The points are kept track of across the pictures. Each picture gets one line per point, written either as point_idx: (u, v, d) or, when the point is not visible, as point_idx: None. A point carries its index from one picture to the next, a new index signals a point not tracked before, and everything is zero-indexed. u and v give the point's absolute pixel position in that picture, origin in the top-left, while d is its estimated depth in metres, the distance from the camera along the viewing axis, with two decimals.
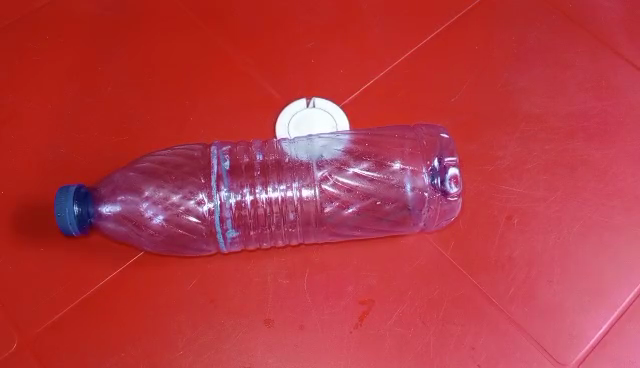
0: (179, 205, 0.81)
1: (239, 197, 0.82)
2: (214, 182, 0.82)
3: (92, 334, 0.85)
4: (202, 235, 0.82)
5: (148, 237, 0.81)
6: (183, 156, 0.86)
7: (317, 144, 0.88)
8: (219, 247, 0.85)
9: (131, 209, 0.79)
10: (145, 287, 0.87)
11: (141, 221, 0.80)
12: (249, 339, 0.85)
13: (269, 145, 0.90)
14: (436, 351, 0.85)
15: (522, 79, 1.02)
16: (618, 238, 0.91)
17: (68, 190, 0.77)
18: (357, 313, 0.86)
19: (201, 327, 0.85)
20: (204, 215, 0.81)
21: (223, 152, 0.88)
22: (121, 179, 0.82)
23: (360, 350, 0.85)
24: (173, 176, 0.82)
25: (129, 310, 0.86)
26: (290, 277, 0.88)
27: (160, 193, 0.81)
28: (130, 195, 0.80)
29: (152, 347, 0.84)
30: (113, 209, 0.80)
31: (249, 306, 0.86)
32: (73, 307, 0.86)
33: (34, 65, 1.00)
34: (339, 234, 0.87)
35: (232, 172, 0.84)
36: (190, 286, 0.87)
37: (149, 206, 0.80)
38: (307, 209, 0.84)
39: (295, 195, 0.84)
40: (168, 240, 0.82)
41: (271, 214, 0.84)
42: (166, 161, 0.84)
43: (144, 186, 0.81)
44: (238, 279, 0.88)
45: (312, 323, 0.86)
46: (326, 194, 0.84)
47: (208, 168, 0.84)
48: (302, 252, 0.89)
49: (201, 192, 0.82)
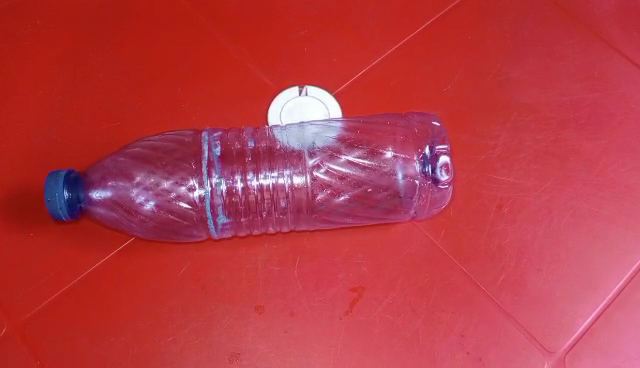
0: (170, 191, 0.80)
1: (231, 184, 0.82)
2: (206, 169, 0.82)
3: (82, 319, 0.85)
4: (193, 221, 0.83)
5: (139, 223, 0.81)
6: (175, 141, 0.85)
7: (309, 132, 0.88)
8: (211, 233, 0.85)
9: (122, 195, 0.79)
10: (135, 273, 0.87)
11: (132, 207, 0.80)
12: (240, 326, 0.85)
13: (260, 131, 0.90)
14: (425, 338, 0.85)
15: (514, 69, 1.02)
16: (607, 229, 0.92)
17: (58, 175, 0.77)
18: (348, 300, 0.87)
19: (192, 313, 0.85)
20: (196, 201, 0.81)
21: (216, 139, 0.87)
22: (112, 164, 0.82)
23: (350, 337, 0.85)
24: (165, 161, 0.82)
25: (121, 295, 0.86)
26: (282, 264, 0.88)
27: (151, 179, 0.80)
28: (121, 181, 0.80)
29: (143, 332, 0.84)
30: (104, 195, 0.80)
31: (240, 293, 0.86)
32: (63, 292, 0.86)
33: (24, 50, 0.99)
34: (331, 221, 0.88)
35: (223, 159, 0.83)
36: (181, 272, 0.87)
37: (140, 192, 0.80)
38: (299, 197, 0.84)
39: (286, 183, 0.84)
40: (159, 226, 0.82)
41: (263, 201, 0.84)
42: (158, 147, 0.84)
43: (135, 172, 0.80)
44: (229, 266, 0.88)
45: (303, 310, 0.86)
46: (318, 181, 0.84)
47: (199, 155, 0.83)
48: (294, 239, 0.89)
49: (192, 179, 0.81)
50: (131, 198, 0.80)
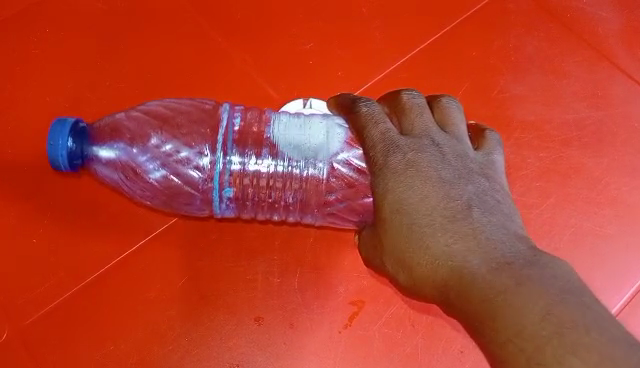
0: (185, 160, 0.81)
1: (246, 162, 0.82)
2: (221, 143, 0.82)
3: (82, 325, 0.85)
4: (197, 191, 0.83)
5: (144, 187, 0.82)
6: (197, 109, 0.86)
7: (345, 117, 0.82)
8: (214, 210, 0.85)
9: (130, 150, 0.79)
10: (136, 278, 0.87)
11: (138, 165, 0.80)
12: (240, 336, 0.85)
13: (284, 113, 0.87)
14: (424, 353, 0.86)
15: (519, 86, 1.02)
16: (609, 248, 0.92)
17: (69, 123, 0.75)
18: (348, 313, 0.87)
19: (191, 322, 0.85)
20: (203, 168, 0.82)
21: (237, 114, 0.87)
22: (126, 121, 0.82)
23: (349, 351, 0.85)
24: (181, 123, 0.83)
25: (122, 302, 0.86)
26: (283, 275, 0.88)
27: (164, 138, 0.81)
28: (132, 136, 0.80)
29: (143, 340, 0.84)
30: (114, 152, 0.79)
31: (240, 304, 0.86)
32: (64, 296, 0.86)
33: (32, 56, 1.00)
34: (339, 222, 0.87)
35: (241, 134, 0.83)
36: (181, 282, 0.87)
37: (149, 150, 0.80)
38: (313, 187, 0.83)
39: (308, 171, 0.82)
40: (165, 195, 0.83)
41: (274, 186, 0.83)
42: (176, 110, 0.85)
43: (148, 128, 0.81)
44: (229, 277, 0.88)
45: (303, 321, 0.86)
46: (337, 176, 0.82)
47: (219, 125, 0.84)
48: (294, 252, 0.89)
49: (206, 145, 0.82)
50: (142, 161, 0.80)
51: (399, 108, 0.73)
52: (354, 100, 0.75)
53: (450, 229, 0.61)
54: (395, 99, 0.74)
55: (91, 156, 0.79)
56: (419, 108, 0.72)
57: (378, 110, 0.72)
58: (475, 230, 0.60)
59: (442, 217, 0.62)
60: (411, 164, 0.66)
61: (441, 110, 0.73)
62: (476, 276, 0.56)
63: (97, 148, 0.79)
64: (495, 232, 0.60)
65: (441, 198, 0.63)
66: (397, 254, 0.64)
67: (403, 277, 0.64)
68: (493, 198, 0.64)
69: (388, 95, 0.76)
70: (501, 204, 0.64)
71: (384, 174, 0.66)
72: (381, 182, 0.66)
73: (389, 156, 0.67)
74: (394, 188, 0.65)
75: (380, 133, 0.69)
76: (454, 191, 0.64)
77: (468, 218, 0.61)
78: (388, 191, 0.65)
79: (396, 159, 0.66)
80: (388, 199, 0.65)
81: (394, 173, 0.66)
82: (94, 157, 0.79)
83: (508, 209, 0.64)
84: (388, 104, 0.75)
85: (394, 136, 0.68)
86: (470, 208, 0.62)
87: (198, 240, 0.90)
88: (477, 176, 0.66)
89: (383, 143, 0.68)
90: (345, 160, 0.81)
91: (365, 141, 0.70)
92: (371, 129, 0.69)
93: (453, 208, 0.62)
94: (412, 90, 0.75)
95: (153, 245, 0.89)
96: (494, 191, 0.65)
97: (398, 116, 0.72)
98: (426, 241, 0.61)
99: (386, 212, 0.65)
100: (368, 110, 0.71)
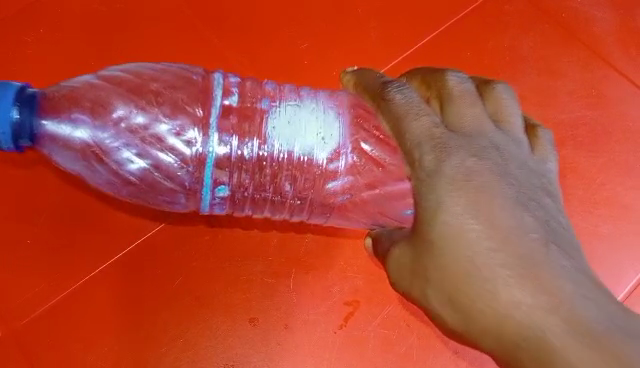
0: (159, 140, 0.70)
1: (243, 150, 0.72)
2: (214, 125, 0.71)
3: (78, 327, 0.85)
4: (182, 185, 0.72)
5: (113, 174, 0.71)
6: (178, 76, 0.74)
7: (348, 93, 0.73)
8: (200, 206, 0.76)
9: (99, 131, 0.68)
10: (130, 280, 0.87)
11: (106, 150, 0.69)
12: (233, 337, 0.86)
13: (279, 90, 0.77)
14: (419, 353, 0.87)
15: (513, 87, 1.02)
16: (602, 247, 0.93)
17: (13, 87, 0.62)
18: (342, 314, 0.87)
19: (186, 323, 0.86)
20: (188, 158, 0.71)
21: (233, 88, 0.76)
22: (89, 89, 0.69)
23: (344, 351, 0.86)
24: (162, 98, 0.71)
25: (117, 303, 0.86)
26: (277, 276, 0.88)
27: (141, 119, 0.70)
28: (99, 112, 0.68)
29: (137, 342, 0.85)
30: (73, 130, 0.67)
31: (234, 305, 0.87)
32: (58, 300, 0.86)
33: (24, 58, 0.99)
34: (346, 218, 0.77)
35: (240, 112, 0.73)
36: (176, 283, 0.87)
37: (123, 133, 0.69)
38: (327, 181, 0.73)
39: (322, 160, 0.71)
40: (137, 183, 0.72)
41: (279, 180, 0.73)
42: (154, 79, 0.73)
43: (117, 102, 0.69)
44: (223, 277, 0.88)
45: (297, 321, 0.87)
46: (345, 166, 0.72)
47: (209, 100, 0.72)
48: (289, 252, 0.89)
49: (193, 129, 0.71)
50: (110, 140, 0.69)
51: (449, 98, 0.64)
52: (391, 87, 0.66)
53: (519, 269, 0.55)
54: (442, 86, 0.66)
55: (42, 133, 0.65)
56: (471, 98, 0.64)
57: (428, 111, 0.63)
58: (544, 271, 0.55)
59: (511, 253, 0.56)
60: (471, 178, 0.58)
61: (493, 99, 0.66)
62: (562, 351, 0.52)
63: (49, 123, 0.66)
64: (574, 278, 0.55)
65: (508, 227, 0.56)
66: (447, 290, 0.58)
67: (454, 316, 0.59)
68: (558, 223, 0.59)
69: (426, 74, 0.69)
70: (565, 229, 0.59)
71: (437, 188, 0.59)
72: (433, 197, 0.59)
73: (445, 168, 0.59)
74: (451, 208, 0.58)
75: (430, 138, 0.61)
76: (526, 218, 0.57)
77: (546, 261, 0.55)
78: (443, 210, 0.58)
79: (454, 173, 0.59)
80: (443, 221, 0.58)
81: (451, 189, 0.58)
82: (46, 135, 0.66)
83: (572, 237, 0.59)
84: (428, 89, 0.68)
85: (449, 143, 0.60)
86: (548, 245, 0.56)
87: (190, 241, 0.89)
88: (542, 194, 0.60)
89: (438, 152, 0.60)
90: (358, 149, 0.71)
91: (412, 145, 0.62)
92: (420, 134, 0.61)
93: (521, 241, 0.56)
94: (456, 71, 0.68)
95: (146, 246, 0.89)
96: (557, 213, 0.60)
97: (447, 105, 0.64)
98: (488, 281, 0.56)
99: (438, 237, 0.58)
100: (403, 98, 0.64)
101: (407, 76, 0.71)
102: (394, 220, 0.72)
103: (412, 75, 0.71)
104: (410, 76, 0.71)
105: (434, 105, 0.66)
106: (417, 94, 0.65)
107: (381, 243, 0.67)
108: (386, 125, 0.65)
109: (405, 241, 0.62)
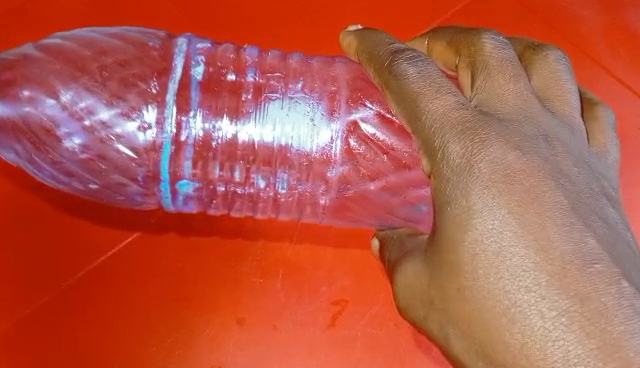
0: (107, 127, 0.66)
1: (215, 134, 0.69)
2: (171, 104, 0.67)
3: (55, 329, 0.83)
4: (135, 179, 0.69)
5: (52, 164, 0.68)
6: (134, 44, 0.69)
7: (344, 69, 0.72)
8: (163, 203, 0.72)
9: (38, 116, 0.65)
10: (112, 283, 0.85)
11: (48, 137, 0.66)
12: (222, 336, 0.84)
13: (259, 58, 0.73)
14: (407, 352, 0.86)
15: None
16: None
17: None
18: (330, 313, 0.86)
19: (174, 324, 0.84)
20: (139, 147, 0.67)
21: (199, 57, 0.70)
22: (32, 65, 0.65)
23: (332, 351, 0.85)
24: (109, 74, 0.66)
25: (100, 308, 0.84)
26: (264, 276, 0.87)
27: (83, 103, 0.65)
28: (38, 95, 0.65)
29: (122, 346, 0.83)
30: (9, 113, 0.65)
31: (222, 303, 0.85)
32: (39, 305, 0.84)
33: None
34: (347, 216, 0.76)
35: (204, 90, 0.69)
36: (162, 284, 0.85)
37: (65, 120, 0.66)
38: (326, 168, 0.70)
39: (313, 148, 0.69)
40: (82, 174, 0.69)
41: (257, 175, 0.71)
42: (105, 49, 0.67)
43: (59, 86, 0.65)
44: (211, 277, 0.86)
45: (286, 321, 0.85)
46: (343, 152, 0.70)
47: (167, 72, 0.68)
48: (275, 251, 0.88)
49: (146, 112, 0.67)
50: (48, 122, 0.65)
51: (485, 68, 0.56)
52: (402, 56, 0.57)
53: (582, 321, 0.44)
54: (475, 52, 0.57)
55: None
56: (513, 69, 0.55)
57: (453, 88, 0.54)
58: (622, 323, 0.44)
59: (563, 288, 0.46)
60: (512, 179, 0.49)
61: (545, 65, 0.59)
62: None
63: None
64: None
65: (562, 254, 0.47)
66: (471, 331, 0.49)
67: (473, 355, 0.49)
68: (627, 247, 0.50)
69: (454, 36, 0.60)
70: (636, 255, 0.50)
71: (468, 190, 0.50)
72: (463, 202, 0.50)
73: (479, 168, 0.50)
74: (486, 221, 0.48)
75: (458, 126, 0.52)
76: (586, 241, 0.47)
77: (611, 303, 0.45)
78: (477, 222, 0.49)
79: (490, 173, 0.50)
80: (474, 235, 0.49)
81: (486, 194, 0.49)
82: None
83: None
84: (457, 55, 0.59)
85: (483, 134, 0.51)
86: (616, 278, 0.46)
87: (177, 243, 0.87)
88: (606, 203, 0.51)
89: (469, 145, 0.51)
90: (359, 133, 0.70)
91: (432, 131, 0.52)
92: (446, 118, 0.52)
93: (581, 271, 0.46)
94: (496, 33, 0.58)
95: (131, 249, 0.87)
96: (620, 229, 0.51)
97: (480, 78, 0.56)
98: (535, 331, 0.45)
99: (468, 257, 0.49)
100: (418, 73, 0.55)
101: (430, 39, 0.64)
102: (402, 217, 0.72)
103: (436, 39, 0.63)
104: (432, 43, 0.63)
105: (462, 77, 0.58)
106: (436, 70, 0.55)
107: (391, 250, 0.61)
108: (394, 103, 0.55)
109: (419, 254, 0.55)
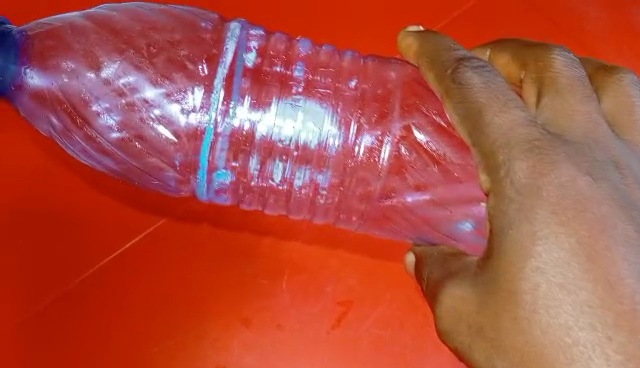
0: (151, 107, 0.59)
1: (254, 130, 0.62)
2: (216, 93, 0.60)
3: (48, 336, 0.72)
4: (173, 165, 0.62)
5: (86, 140, 0.60)
6: (186, 24, 0.62)
7: (401, 72, 0.64)
8: (196, 194, 0.65)
9: (73, 88, 0.57)
10: (110, 284, 0.73)
11: (84, 114, 0.58)
12: (229, 338, 0.73)
13: (313, 52, 0.65)
14: (414, 354, 0.75)
15: (552, 33, 0.82)
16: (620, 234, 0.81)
17: None
18: (335, 314, 0.75)
19: (182, 327, 0.73)
20: (181, 132, 0.60)
21: (252, 44, 0.63)
22: (73, 33, 0.58)
23: (337, 354, 0.74)
24: (156, 48, 0.59)
25: (97, 311, 0.72)
26: (272, 276, 0.75)
27: (127, 79, 0.58)
28: (81, 66, 0.57)
29: (120, 355, 0.72)
30: (49, 85, 0.57)
31: (228, 302, 0.74)
32: (35, 305, 0.72)
33: None
34: (389, 231, 0.68)
35: (254, 81, 0.61)
36: (167, 284, 0.73)
37: (103, 98, 0.58)
38: (366, 172, 0.63)
39: (360, 145, 0.63)
40: (118, 154, 0.61)
41: (303, 171, 0.63)
42: (151, 22, 0.60)
43: (103, 56, 0.58)
44: (221, 279, 0.74)
45: (290, 320, 0.74)
46: (384, 159, 0.63)
47: (217, 57, 0.60)
48: (275, 247, 0.75)
49: (193, 96, 0.60)
50: (85, 94, 0.57)
51: (553, 86, 0.49)
52: (468, 63, 0.50)
53: None
54: (544, 68, 0.50)
55: (15, 82, 0.56)
56: (584, 90, 0.49)
57: (520, 102, 0.48)
58: None
59: (625, 329, 0.43)
60: (584, 207, 0.45)
61: (615, 89, 0.51)
62: None
63: (29, 73, 0.56)
64: None
65: (632, 292, 0.44)
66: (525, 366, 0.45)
67: None
68: None
69: (517, 51, 0.53)
70: None
71: (534, 214, 0.45)
72: (527, 228, 0.45)
73: (548, 192, 0.45)
74: (552, 250, 0.44)
75: (525, 143, 0.46)
76: None
77: None
78: (540, 249, 0.44)
79: (558, 199, 0.45)
80: (537, 262, 0.44)
81: (553, 222, 0.45)
82: (21, 87, 0.56)
83: None
84: (523, 70, 0.52)
85: (553, 154, 0.46)
86: None
87: (183, 237, 0.74)
88: None
89: (538, 165, 0.46)
90: (410, 140, 0.63)
91: (497, 146, 0.46)
92: (514, 134, 0.46)
93: None
94: (565, 48, 0.52)
95: (141, 244, 0.74)
96: None
97: (547, 96, 0.49)
98: None
99: (528, 284, 0.45)
100: (482, 80, 0.48)
101: (492, 50, 0.56)
102: (440, 230, 0.62)
103: (499, 51, 0.55)
104: (494, 55, 0.56)
105: (526, 91, 0.51)
106: (502, 78, 0.49)
107: (431, 267, 0.52)
108: (447, 104, 0.49)
109: (468, 276, 0.48)
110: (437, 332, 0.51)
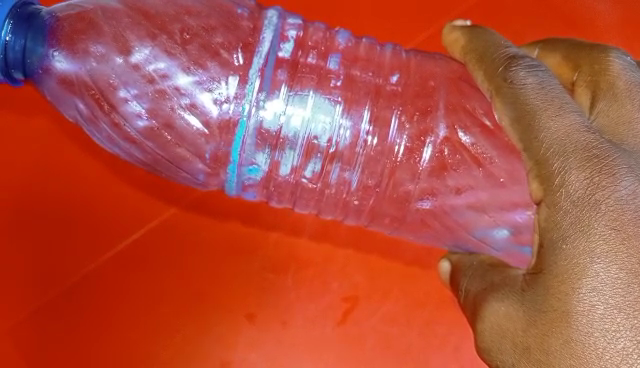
0: (182, 95, 0.57)
1: (287, 127, 0.60)
2: (251, 82, 0.58)
3: (53, 325, 0.70)
4: (204, 158, 0.60)
5: (113, 128, 0.58)
6: (219, 8, 0.59)
7: (445, 67, 0.64)
8: (227, 189, 0.64)
9: (101, 72, 0.56)
10: (123, 275, 0.72)
11: (111, 99, 0.56)
12: (231, 334, 0.71)
13: (352, 45, 0.64)
14: (420, 349, 0.73)
15: (568, 25, 0.80)
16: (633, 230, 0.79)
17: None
18: (340, 311, 0.73)
19: (191, 320, 0.71)
20: (211, 122, 0.58)
21: (289, 33, 0.61)
22: (103, 16, 0.56)
23: (342, 349, 0.72)
24: (190, 34, 0.58)
25: (106, 302, 0.71)
26: (277, 270, 0.73)
27: (158, 66, 0.57)
28: (110, 49, 0.56)
29: (123, 347, 0.70)
30: (77, 70, 0.55)
31: (234, 297, 0.72)
32: (37, 294, 0.71)
33: None
34: (421, 235, 0.67)
35: (289, 73, 0.59)
36: (180, 277, 0.72)
37: (131, 83, 0.56)
38: (399, 172, 0.62)
39: (400, 144, 0.62)
40: (144, 144, 0.59)
41: (334, 167, 0.62)
42: (184, 6, 0.58)
43: (133, 41, 0.56)
44: (236, 273, 0.73)
45: (296, 316, 0.72)
46: (423, 161, 0.62)
47: (254, 44, 0.58)
48: (284, 241, 0.74)
49: (226, 85, 0.58)
50: (113, 79, 0.56)
51: (609, 91, 0.48)
52: (520, 62, 0.49)
53: None
54: (599, 72, 0.49)
55: (42, 66, 0.55)
56: None
57: (576, 108, 0.46)
58: None
59: None
60: None
61: None
62: None
63: (57, 56, 0.55)
64: None
65: None
66: None
67: None
68: None
69: (572, 50, 0.53)
70: None
71: (591, 229, 0.42)
72: (583, 244, 0.42)
73: (607, 204, 0.42)
74: (610, 268, 0.41)
75: (583, 152, 0.43)
76: None
77: None
78: (597, 266, 0.41)
79: (618, 213, 0.41)
80: (593, 281, 0.41)
81: (613, 239, 0.41)
82: (48, 71, 0.55)
83: None
84: (576, 71, 0.52)
85: (613, 165, 0.43)
86: None
87: (191, 229, 0.73)
88: None
89: (595, 176, 0.43)
90: (454, 141, 0.62)
91: (551, 153, 0.44)
92: (570, 141, 0.44)
93: None
94: (622, 51, 0.51)
95: (155, 237, 0.73)
96: None
97: (603, 101, 0.48)
98: None
99: (583, 305, 0.41)
100: (536, 80, 0.47)
101: (541, 49, 0.57)
102: (475, 236, 0.63)
103: (549, 51, 0.56)
104: (544, 55, 0.56)
105: (580, 94, 0.50)
106: (557, 82, 0.47)
107: (470, 280, 0.52)
108: (500, 107, 0.47)
109: (514, 292, 0.46)
110: (478, 352, 0.48)
